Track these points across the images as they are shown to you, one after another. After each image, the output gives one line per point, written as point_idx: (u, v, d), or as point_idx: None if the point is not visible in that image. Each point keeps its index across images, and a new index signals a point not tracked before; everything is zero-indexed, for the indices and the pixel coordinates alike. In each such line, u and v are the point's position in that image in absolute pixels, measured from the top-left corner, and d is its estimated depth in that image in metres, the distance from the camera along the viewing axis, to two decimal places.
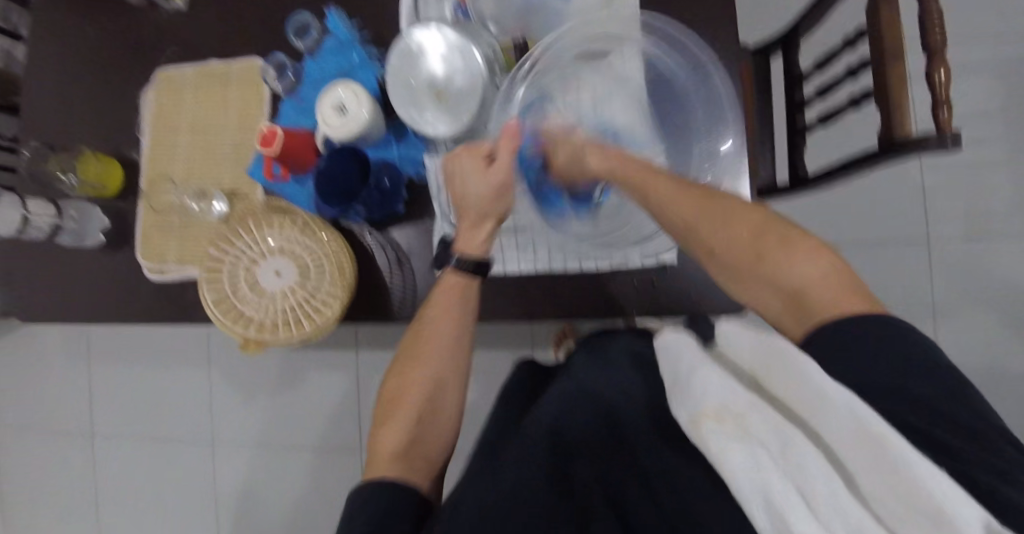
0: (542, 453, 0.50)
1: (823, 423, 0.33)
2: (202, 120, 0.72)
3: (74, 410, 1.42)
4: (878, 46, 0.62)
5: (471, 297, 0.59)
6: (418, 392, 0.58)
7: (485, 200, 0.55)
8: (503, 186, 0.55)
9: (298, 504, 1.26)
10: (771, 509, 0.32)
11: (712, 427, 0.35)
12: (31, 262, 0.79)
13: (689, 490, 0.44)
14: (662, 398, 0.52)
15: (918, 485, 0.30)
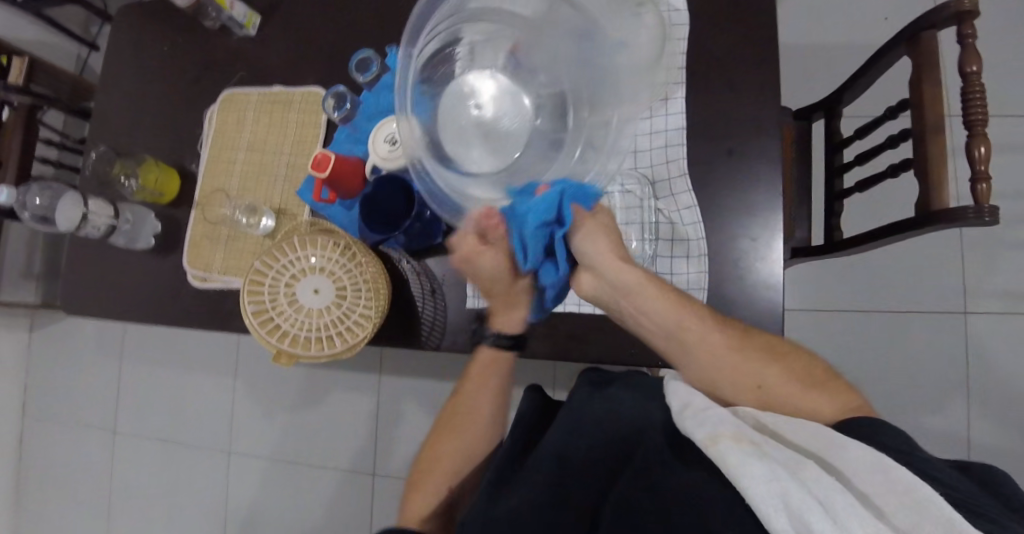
0: (545, 471, 0.56)
1: (847, 457, 0.45)
2: (261, 140, 0.76)
3: (101, 404, 1.46)
4: (918, 119, 0.64)
5: (504, 366, 0.70)
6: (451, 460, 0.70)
7: (502, 277, 0.63)
8: (511, 259, 0.62)
9: (305, 522, 1.27)
10: (794, 513, 0.39)
11: (733, 444, 0.45)
12: (84, 260, 0.83)
13: (692, 486, 0.48)
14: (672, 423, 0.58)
15: (927, 500, 0.39)
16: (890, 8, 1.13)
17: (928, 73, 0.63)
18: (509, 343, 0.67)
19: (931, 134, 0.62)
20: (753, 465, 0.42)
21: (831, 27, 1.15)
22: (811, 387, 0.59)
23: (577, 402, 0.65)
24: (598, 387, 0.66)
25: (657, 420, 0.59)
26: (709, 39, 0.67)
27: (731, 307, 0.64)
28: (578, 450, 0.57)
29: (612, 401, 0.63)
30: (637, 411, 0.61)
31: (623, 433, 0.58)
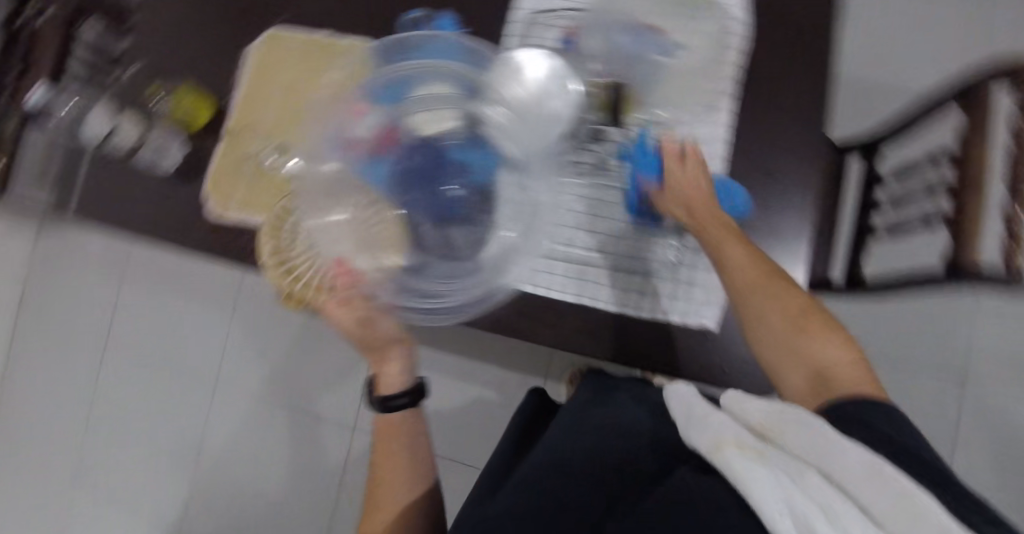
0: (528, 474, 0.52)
1: (846, 456, 0.36)
2: (299, 83, 0.76)
3: (95, 321, 1.46)
4: (961, 173, 0.62)
5: (410, 431, 0.57)
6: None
7: (351, 328, 0.58)
8: (359, 314, 0.58)
9: (280, 467, 1.29)
10: (795, 518, 0.32)
11: (733, 452, 0.39)
12: (100, 174, 0.81)
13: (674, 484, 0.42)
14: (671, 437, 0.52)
15: (929, 511, 0.31)
16: (945, 57, 1.12)
17: (979, 129, 0.61)
18: (404, 403, 0.57)
19: (970, 189, 0.61)
20: (756, 471, 0.36)
21: (882, 69, 1.13)
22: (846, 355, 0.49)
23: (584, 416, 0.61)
24: (602, 394, 0.64)
25: (652, 431, 0.54)
26: (768, 55, 0.65)
27: (746, 328, 0.62)
28: (566, 454, 0.53)
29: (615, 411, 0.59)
30: (632, 416, 0.57)
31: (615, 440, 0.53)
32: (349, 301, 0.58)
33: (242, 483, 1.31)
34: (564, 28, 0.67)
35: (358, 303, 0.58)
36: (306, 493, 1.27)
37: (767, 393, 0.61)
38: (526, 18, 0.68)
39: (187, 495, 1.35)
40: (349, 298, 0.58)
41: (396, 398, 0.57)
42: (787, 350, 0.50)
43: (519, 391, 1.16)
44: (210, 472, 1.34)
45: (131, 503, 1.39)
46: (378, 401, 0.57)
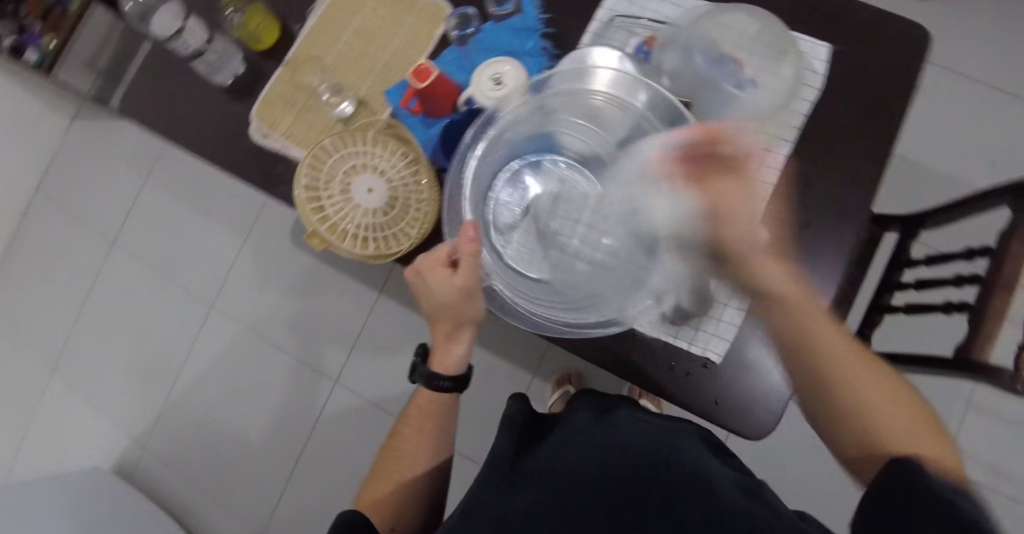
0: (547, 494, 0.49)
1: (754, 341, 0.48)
2: (370, 29, 0.76)
3: (111, 213, 1.48)
4: (994, 268, 0.62)
5: (443, 412, 0.68)
6: (392, 498, 0.65)
7: (454, 302, 0.60)
8: (464, 289, 0.59)
9: (255, 399, 1.30)
10: None
11: None
12: (161, 73, 0.83)
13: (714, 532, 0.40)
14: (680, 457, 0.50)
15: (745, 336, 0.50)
16: (1002, 157, 1.12)
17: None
18: (452, 384, 0.67)
19: (1000, 288, 0.61)
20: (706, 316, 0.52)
21: (936, 153, 1.13)
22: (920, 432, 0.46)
23: (593, 424, 0.58)
24: (604, 410, 0.61)
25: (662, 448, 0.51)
26: (834, 111, 0.65)
27: (748, 371, 0.62)
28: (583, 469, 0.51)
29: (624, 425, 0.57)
30: (668, 445, 0.52)
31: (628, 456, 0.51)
32: (467, 272, 0.58)
33: (215, 404, 1.32)
34: (644, 37, 0.67)
35: (472, 278, 0.59)
36: (274, 431, 1.28)
37: (753, 437, 0.61)
38: (609, 18, 0.69)
39: (160, 406, 1.36)
40: (469, 272, 0.58)
41: (447, 378, 0.66)
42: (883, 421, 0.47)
43: (506, 382, 1.16)
44: (187, 386, 1.35)
45: (103, 401, 1.40)
46: (430, 374, 0.66)
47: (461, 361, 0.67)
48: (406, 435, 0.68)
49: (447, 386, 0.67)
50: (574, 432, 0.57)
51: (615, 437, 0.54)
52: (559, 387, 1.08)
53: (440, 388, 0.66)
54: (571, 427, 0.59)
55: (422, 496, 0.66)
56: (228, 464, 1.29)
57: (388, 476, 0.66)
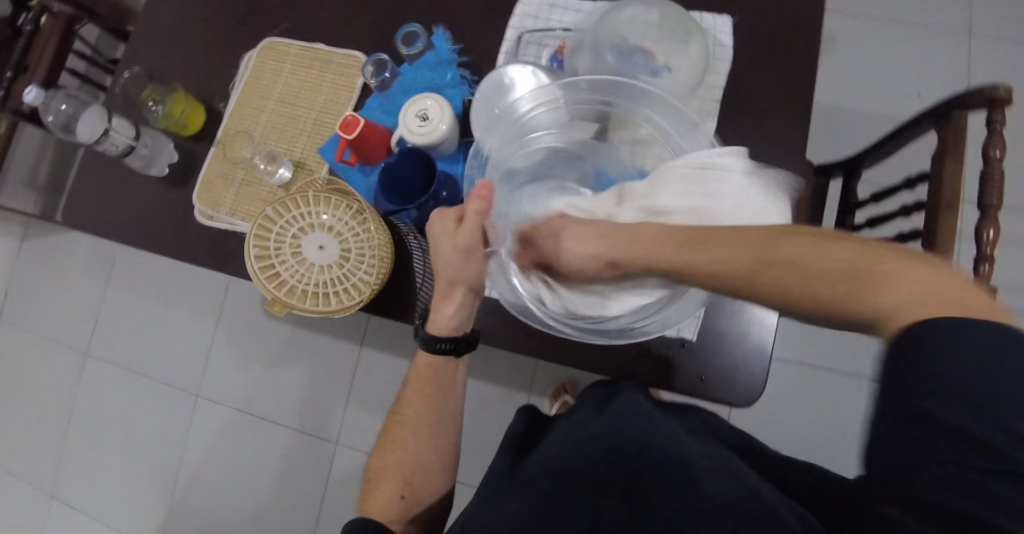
0: (551, 489, 0.46)
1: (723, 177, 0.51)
2: (293, 92, 0.77)
3: (79, 325, 1.45)
4: (933, 193, 0.62)
5: (450, 416, 0.65)
6: (401, 470, 0.61)
7: (451, 256, 0.58)
8: (466, 245, 0.57)
9: (258, 479, 1.27)
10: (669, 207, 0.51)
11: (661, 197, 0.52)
12: (95, 176, 0.83)
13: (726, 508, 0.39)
14: (691, 447, 0.48)
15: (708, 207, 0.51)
16: (924, 86, 1.16)
17: (952, 153, 0.62)
18: (450, 346, 0.62)
19: (944, 209, 0.60)
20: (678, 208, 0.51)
21: (863, 95, 1.17)
22: (852, 258, 0.34)
23: (588, 416, 0.55)
24: (599, 401, 0.58)
25: (669, 435, 0.49)
26: (749, 79, 0.68)
27: (724, 343, 0.63)
28: (585, 465, 0.47)
29: (623, 415, 0.53)
30: (674, 440, 0.48)
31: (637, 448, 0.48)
32: (469, 227, 0.56)
33: (219, 494, 1.29)
34: (555, 47, 0.69)
35: (474, 234, 0.57)
36: (285, 509, 1.24)
37: (745, 404, 0.62)
38: (518, 36, 0.70)
39: (165, 509, 1.32)
40: (471, 227, 0.56)
41: (446, 339, 0.62)
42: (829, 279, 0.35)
43: (504, 405, 1.16)
44: (188, 483, 1.32)
45: (106, 517, 1.35)
46: (429, 337, 0.62)
47: (457, 325, 0.62)
48: (411, 404, 0.64)
49: (444, 349, 0.62)
50: (570, 428, 0.53)
51: (621, 428, 0.51)
52: (557, 398, 1.08)
53: (440, 351, 0.62)
54: (566, 422, 0.56)
55: (434, 469, 0.63)
56: None
57: (395, 446, 0.63)
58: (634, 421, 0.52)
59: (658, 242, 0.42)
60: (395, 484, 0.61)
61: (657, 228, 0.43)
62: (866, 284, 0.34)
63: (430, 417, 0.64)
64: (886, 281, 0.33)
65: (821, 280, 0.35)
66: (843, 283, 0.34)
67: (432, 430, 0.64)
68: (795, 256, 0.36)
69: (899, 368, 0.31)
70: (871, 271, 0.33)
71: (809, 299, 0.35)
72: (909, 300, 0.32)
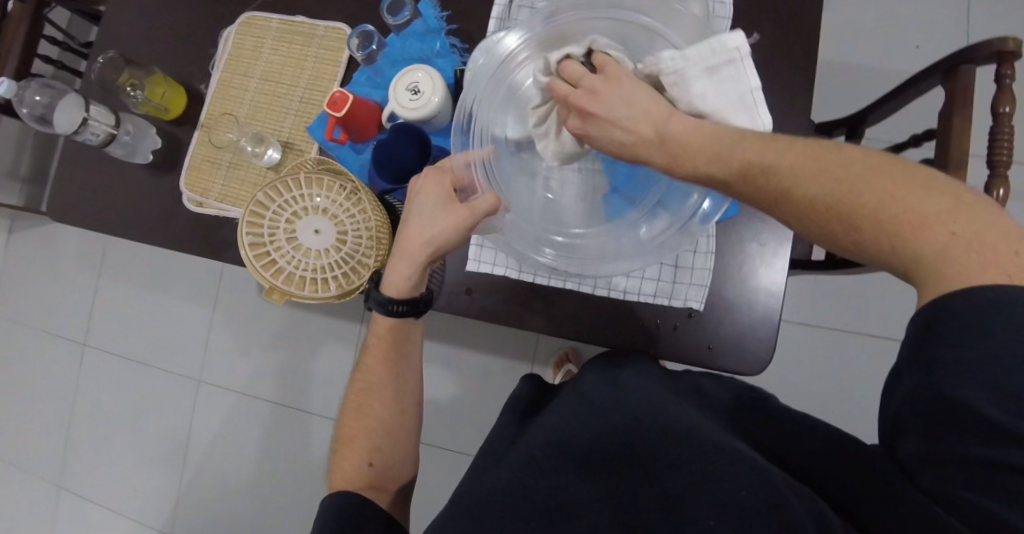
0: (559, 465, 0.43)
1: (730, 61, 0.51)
2: (277, 69, 0.74)
3: (74, 316, 1.43)
4: (941, 151, 0.59)
5: (414, 382, 0.63)
6: (369, 438, 0.59)
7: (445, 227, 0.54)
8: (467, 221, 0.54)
9: (264, 459, 1.28)
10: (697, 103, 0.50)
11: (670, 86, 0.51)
12: (77, 166, 0.80)
13: (738, 483, 0.38)
14: (694, 416, 0.47)
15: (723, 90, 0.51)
16: (926, 36, 1.13)
17: (960, 107, 0.59)
18: (407, 310, 0.59)
19: (952, 168, 0.58)
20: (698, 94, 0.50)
21: (864, 48, 1.14)
22: (871, 189, 0.35)
23: (589, 390, 0.54)
24: (608, 374, 0.57)
25: (675, 405, 0.48)
26: (750, 37, 0.65)
27: (732, 311, 0.62)
28: (591, 436, 0.46)
29: (627, 386, 0.53)
30: (676, 410, 0.47)
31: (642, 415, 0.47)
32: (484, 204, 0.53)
33: (227, 475, 1.30)
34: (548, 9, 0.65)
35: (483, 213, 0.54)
36: (293, 488, 1.25)
37: (755, 372, 0.61)
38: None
39: (175, 494, 1.33)
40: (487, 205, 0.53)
41: (401, 302, 0.58)
42: (838, 215, 0.36)
43: (509, 378, 1.16)
44: (195, 465, 1.32)
45: (117, 504, 1.36)
46: (385, 299, 0.58)
47: (413, 288, 0.59)
48: (373, 370, 0.61)
49: (399, 311, 0.58)
50: (571, 405, 0.52)
51: (626, 402, 0.49)
52: (561, 367, 1.07)
53: (393, 311, 0.58)
54: (565, 396, 0.55)
55: (401, 433, 0.60)
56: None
57: (361, 414, 0.60)
58: (640, 394, 0.51)
59: (702, 149, 0.43)
60: (363, 453, 0.58)
61: (698, 131, 0.44)
62: (884, 225, 0.34)
63: (393, 380, 0.61)
64: (905, 232, 0.33)
65: (862, 215, 0.35)
66: (852, 227, 0.36)
67: (395, 394, 0.61)
68: (841, 185, 0.36)
69: (932, 337, 0.32)
70: (890, 215, 0.34)
71: (848, 230, 0.36)
72: (937, 254, 0.32)
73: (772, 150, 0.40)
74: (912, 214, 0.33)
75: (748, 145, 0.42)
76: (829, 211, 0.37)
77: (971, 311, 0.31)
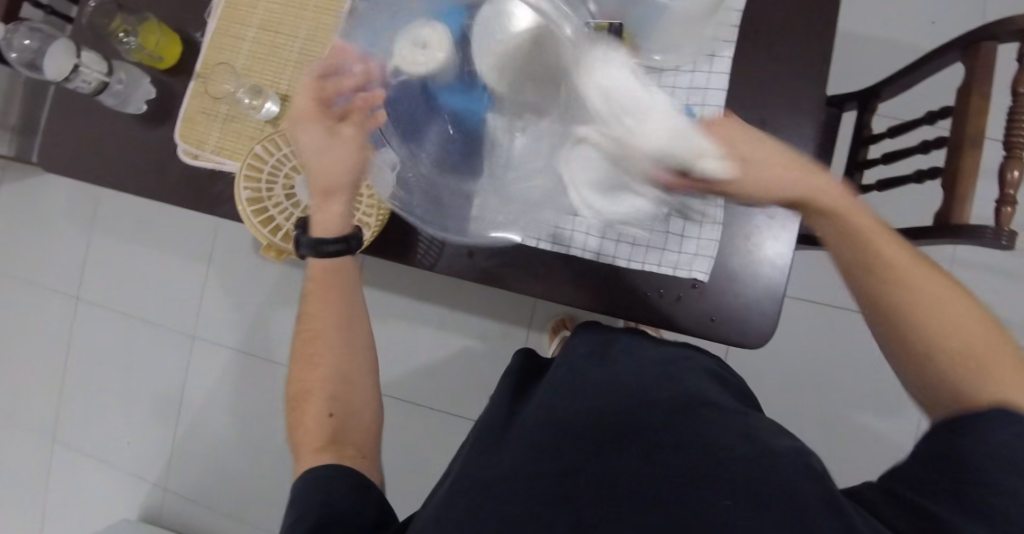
0: (541, 442, 0.43)
1: None
2: (276, 18, 0.71)
3: (68, 270, 1.42)
4: (957, 130, 0.58)
5: (351, 338, 0.58)
6: (323, 386, 0.56)
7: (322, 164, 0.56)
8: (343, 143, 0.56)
9: (259, 417, 1.29)
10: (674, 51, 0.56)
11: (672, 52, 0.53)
12: (66, 115, 0.77)
13: (733, 470, 0.37)
14: (687, 401, 0.46)
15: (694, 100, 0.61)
16: (946, 10, 1.10)
17: (979, 85, 0.57)
18: (340, 248, 0.58)
19: (967, 147, 0.57)
20: None
21: (882, 19, 1.11)
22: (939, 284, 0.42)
23: (579, 372, 0.53)
24: (600, 348, 0.57)
25: (667, 393, 0.48)
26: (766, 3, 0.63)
27: (735, 283, 0.61)
28: (575, 418, 0.45)
29: (610, 372, 0.52)
30: (668, 398, 0.47)
31: (631, 402, 0.46)
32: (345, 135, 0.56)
33: (219, 433, 1.31)
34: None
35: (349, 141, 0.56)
36: (287, 448, 1.26)
37: (756, 344, 0.61)
38: None
39: (169, 449, 1.34)
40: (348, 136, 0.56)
41: (331, 240, 0.57)
42: (907, 299, 0.42)
43: (503, 345, 1.16)
44: (189, 421, 1.33)
45: (111, 458, 1.38)
46: (314, 241, 0.57)
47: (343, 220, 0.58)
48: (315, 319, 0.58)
49: (337, 250, 0.58)
50: (564, 384, 0.51)
51: (620, 382, 0.49)
52: (556, 334, 1.07)
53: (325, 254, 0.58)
54: (548, 382, 0.54)
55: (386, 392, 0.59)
56: (251, 489, 1.28)
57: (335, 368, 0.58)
58: (633, 378, 0.50)
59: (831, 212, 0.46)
60: (321, 401, 0.55)
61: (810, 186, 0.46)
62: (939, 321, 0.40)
63: (341, 310, 0.59)
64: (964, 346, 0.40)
65: (936, 300, 0.41)
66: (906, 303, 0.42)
67: (346, 327, 0.58)
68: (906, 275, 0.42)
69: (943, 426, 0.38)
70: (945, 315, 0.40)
71: (913, 324, 0.41)
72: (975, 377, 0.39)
73: (848, 220, 0.45)
74: (954, 328, 0.40)
75: (844, 215, 0.46)
76: (898, 290, 0.42)
77: (1002, 428, 0.36)
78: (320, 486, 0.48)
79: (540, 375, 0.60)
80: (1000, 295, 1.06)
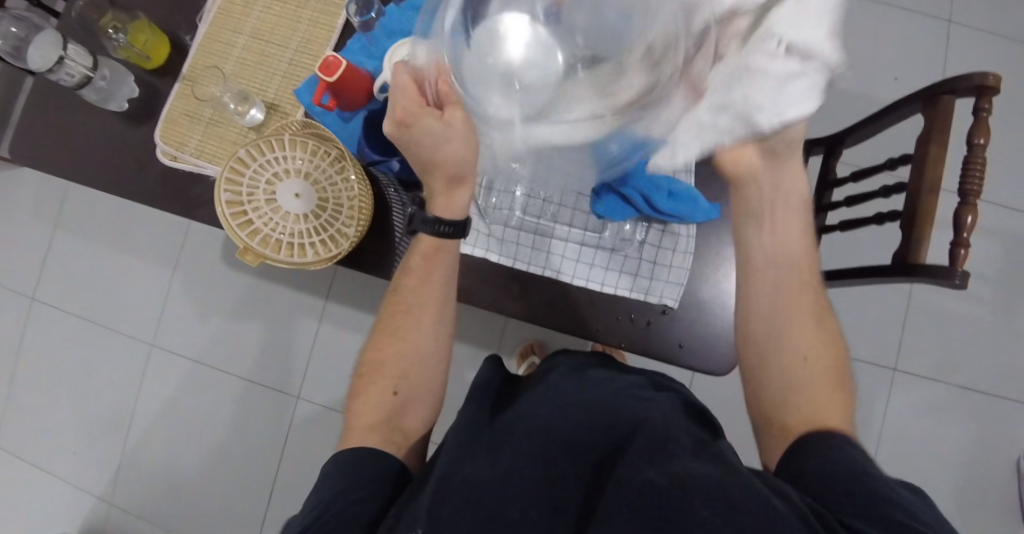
0: (527, 447, 0.43)
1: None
2: (268, 26, 0.72)
3: (24, 267, 1.37)
4: (917, 174, 0.62)
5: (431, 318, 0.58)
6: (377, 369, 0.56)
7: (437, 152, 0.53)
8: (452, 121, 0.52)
9: (215, 428, 1.25)
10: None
11: None
12: (44, 107, 0.76)
13: (713, 483, 0.38)
14: (671, 422, 0.47)
15: None
16: (905, 70, 1.17)
17: (938, 135, 0.61)
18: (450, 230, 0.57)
19: (925, 192, 0.61)
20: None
21: (847, 73, 1.17)
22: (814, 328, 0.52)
23: (563, 389, 0.53)
24: (576, 371, 0.58)
25: (650, 411, 0.49)
26: None
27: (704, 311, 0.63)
28: (563, 428, 0.45)
29: (595, 390, 0.53)
30: (651, 416, 0.48)
31: (615, 419, 0.47)
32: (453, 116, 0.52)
33: (172, 445, 1.26)
34: None
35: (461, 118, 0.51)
36: (243, 463, 1.22)
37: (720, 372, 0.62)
38: None
39: (117, 459, 1.28)
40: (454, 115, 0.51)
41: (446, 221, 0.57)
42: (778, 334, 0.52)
43: (472, 367, 1.15)
44: (141, 430, 1.28)
45: (53, 467, 1.31)
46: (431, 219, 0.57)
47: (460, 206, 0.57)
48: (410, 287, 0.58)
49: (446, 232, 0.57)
50: (549, 398, 0.52)
51: (599, 400, 0.50)
52: (525, 359, 1.08)
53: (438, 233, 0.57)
54: (530, 394, 0.54)
55: None
56: (202, 504, 1.23)
57: None
58: (614, 398, 0.51)
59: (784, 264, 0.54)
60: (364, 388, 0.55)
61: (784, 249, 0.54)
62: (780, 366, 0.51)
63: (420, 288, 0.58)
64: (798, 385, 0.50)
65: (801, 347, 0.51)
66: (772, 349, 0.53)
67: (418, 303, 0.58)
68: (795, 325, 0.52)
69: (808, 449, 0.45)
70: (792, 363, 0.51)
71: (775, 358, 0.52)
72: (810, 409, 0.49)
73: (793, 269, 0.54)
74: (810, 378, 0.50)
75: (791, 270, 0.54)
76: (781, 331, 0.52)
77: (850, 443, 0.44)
78: (346, 470, 0.47)
79: (512, 391, 0.60)
80: (952, 337, 1.11)
